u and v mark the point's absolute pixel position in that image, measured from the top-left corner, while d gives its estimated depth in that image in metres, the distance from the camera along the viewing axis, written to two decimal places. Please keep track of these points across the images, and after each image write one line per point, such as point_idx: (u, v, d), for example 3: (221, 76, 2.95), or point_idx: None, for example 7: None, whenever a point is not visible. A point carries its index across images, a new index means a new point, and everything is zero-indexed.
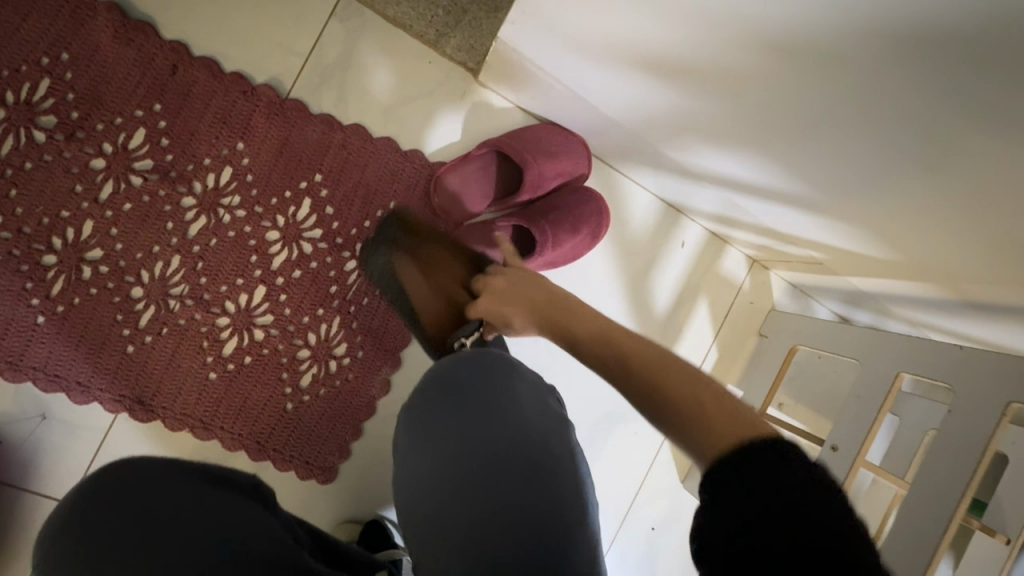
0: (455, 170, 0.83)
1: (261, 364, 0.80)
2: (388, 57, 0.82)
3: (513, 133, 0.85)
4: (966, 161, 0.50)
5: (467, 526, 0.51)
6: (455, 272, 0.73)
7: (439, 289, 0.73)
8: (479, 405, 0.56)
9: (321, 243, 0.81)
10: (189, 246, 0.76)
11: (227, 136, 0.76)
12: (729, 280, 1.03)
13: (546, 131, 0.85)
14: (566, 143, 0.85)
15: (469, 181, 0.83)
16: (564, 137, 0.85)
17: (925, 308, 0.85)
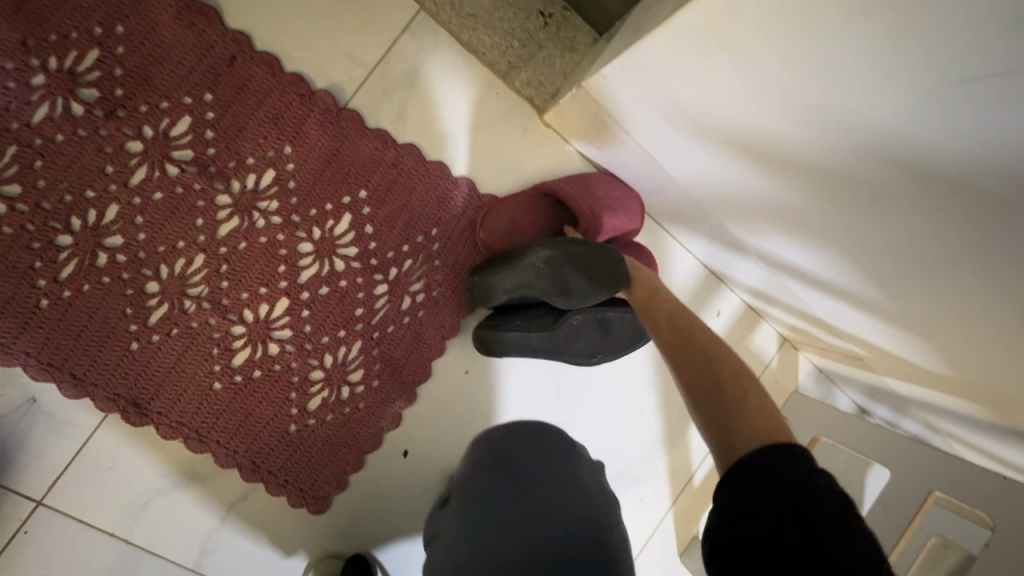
0: (505, 209, 0.79)
1: (271, 381, 0.75)
2: (457, 82, 0.78)
3: (575, 181, 0.82)
4: None
5: (508, 558, 0.55)
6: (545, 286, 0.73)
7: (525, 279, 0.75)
8: (551, 457, 0.63)
9: (355, 262, 0.76)
10: (216, 246, 0.71)
11: (275, 137, 0.72)
12: (758, 355, 1.00)
13: (608, 185, 0.83)
14: (623, 202, 0.82)
15: (518, 222, 0.80)
16: (624, 194, 0.83)
17: (954, 422, 0.83)
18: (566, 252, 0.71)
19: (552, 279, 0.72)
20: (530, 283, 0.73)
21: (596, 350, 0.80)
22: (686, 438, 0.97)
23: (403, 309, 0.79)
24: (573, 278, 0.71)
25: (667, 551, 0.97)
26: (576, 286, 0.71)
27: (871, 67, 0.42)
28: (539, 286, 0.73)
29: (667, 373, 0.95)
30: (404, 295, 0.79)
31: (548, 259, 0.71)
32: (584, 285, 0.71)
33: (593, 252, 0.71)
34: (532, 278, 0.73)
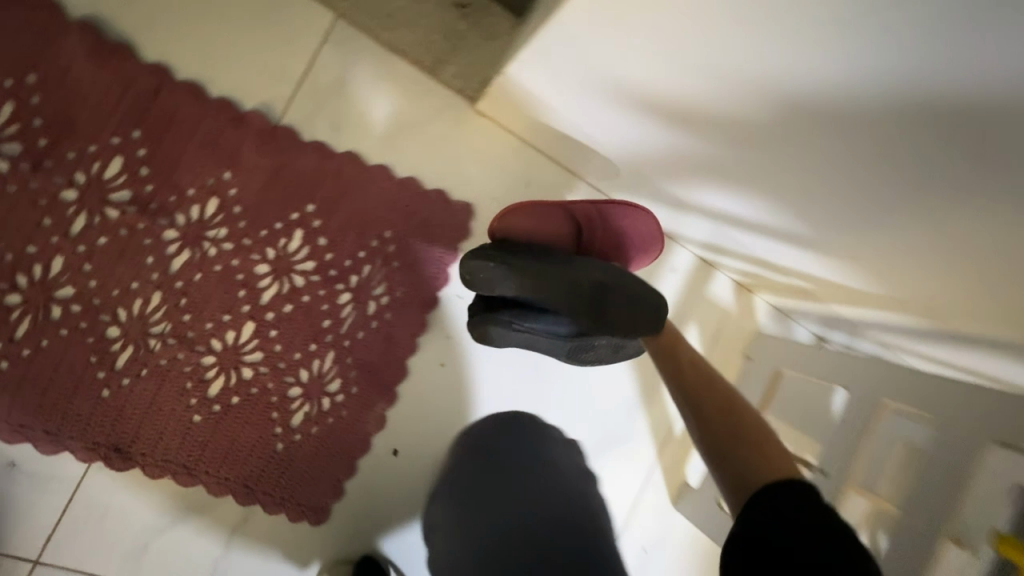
0: (535, 216, 0.71)
1: (250, 404, 0.76)
2: (386, 83, 0.79)
3: (612, 213, 0.79)
4: (965, 220, 0.52)
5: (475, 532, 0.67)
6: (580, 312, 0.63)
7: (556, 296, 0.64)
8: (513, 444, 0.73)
9: (315, 276, 0.78)
10: (172, 281, 0.71)
11: (213, 164, 0.72)
12: (716, 304, 1.05)
13: (641, 222, 0.81)
14: (642, 251, 0.82)
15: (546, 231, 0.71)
16: (649, 245, 0.82)
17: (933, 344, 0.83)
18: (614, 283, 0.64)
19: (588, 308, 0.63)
20: (562, 301, 0.62)
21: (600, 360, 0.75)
22: (661, 392, 1.02)
23: (369, 315, 0.81)
24: (612, 313, 0.64)
25: (659, 501, 1.03)
26: (615, 322, 0.64)
27: (754, 20, 0.46)
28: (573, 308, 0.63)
29: None
30: (368, 300, 0.81)
31: (597, 283, 0.63)
32: (619, 322, 0.64)
33: (647, 304, 0.66)
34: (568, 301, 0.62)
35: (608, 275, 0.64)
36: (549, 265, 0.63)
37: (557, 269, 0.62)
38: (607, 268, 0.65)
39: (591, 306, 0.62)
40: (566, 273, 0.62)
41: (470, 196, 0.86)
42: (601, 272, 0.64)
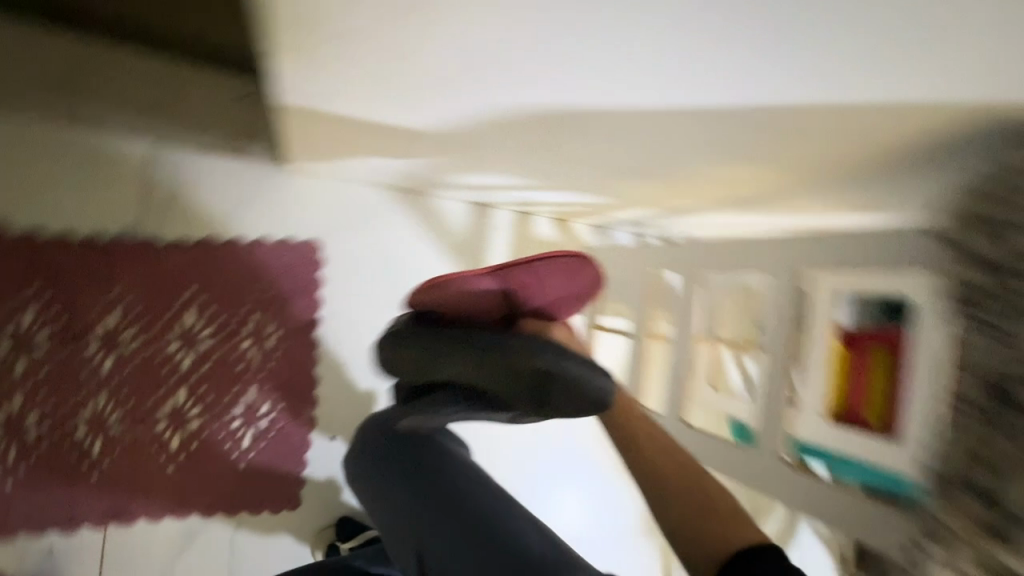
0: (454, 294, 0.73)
1: (206, 444, 1.01)
2: (211, 176, 1.02)
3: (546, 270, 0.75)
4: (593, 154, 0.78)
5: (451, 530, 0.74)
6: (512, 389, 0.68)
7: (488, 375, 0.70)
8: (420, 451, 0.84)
9: (215, 336, 1.01)
10: (109, 381, 0.94)
11: (102, 286, 0.94)
12: (546, 240, 1.32)
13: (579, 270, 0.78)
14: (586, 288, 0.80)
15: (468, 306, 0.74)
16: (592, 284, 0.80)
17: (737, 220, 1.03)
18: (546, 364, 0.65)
19: (520, 386, 0.67)
20: (487, 379, 0.70)
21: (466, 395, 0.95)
22: None
23: (270, 348, 1.05)
24: (550, 389, 0.65)
25: (551, 425, 1.31)
26: (557, 403, 0.66)
27: None
28: (501, 385, 0.69)
29: None
30: (265, 338, 1.05)
31: (528, 367, 0.66)
32: (558, 398, 0.66)
33: (590, 391, 0.65)
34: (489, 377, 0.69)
35: (555, 362, 0.65)
36: (474, 352, 0.69)
37: (490, 358, 0.68)
38: (550, 349, 0.67)
39: (523, 387, 0.66)
40: (497, 360, 0.68)
41: (312, 234, 1.10)
42: (541, 359, 0.66)
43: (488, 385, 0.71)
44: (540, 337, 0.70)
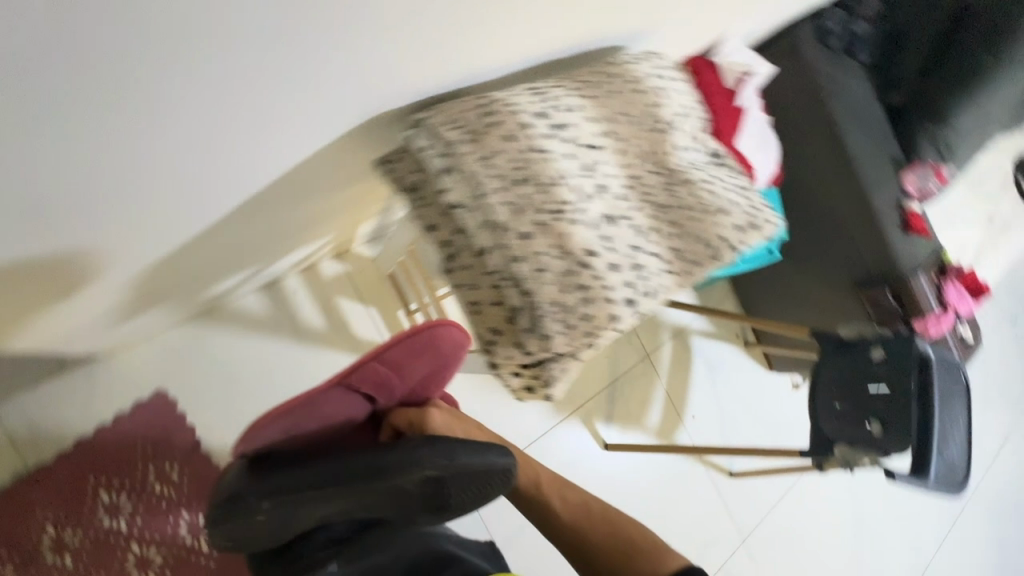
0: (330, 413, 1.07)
1: (174, 565, 1.32)
2: (49, 398, 1.27)
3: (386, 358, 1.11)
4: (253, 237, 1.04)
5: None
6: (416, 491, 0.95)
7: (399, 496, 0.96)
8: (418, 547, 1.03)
9: (132, 495, 1.31)
10: (75, 569, 1.23)
11: (24, 514, 1.21)
12: (338, 274, 1.60)
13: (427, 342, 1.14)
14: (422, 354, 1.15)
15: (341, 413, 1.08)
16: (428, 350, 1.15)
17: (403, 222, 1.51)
18: (446, 473, 0.93)
19: (430, 490, 0.95)
20: (400, 497, 0.95)
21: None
22: (361, 340, 1.61)
23: (177, 478, 1.36)
24: (452, 487, 0.97)
25: None
26: (465, 486, 0.97)
27: None
28: (417, 496, 0.96)
29: (314, 336, 1.55)
30: (169, 474, 1.36)
31: (428, 478, 0.93)
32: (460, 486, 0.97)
33: (498, 469, 0.98)
34: (406, 495, 0.95)
35: (450, 461, 0.94)
36: (377, 489, 0.93)
37: (398, 480, 0.92)
38: (443, 455, 0.94)
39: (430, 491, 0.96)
40: (406, 478, 0.92)
41: (154, 386, 1.37)
42: (444, 465, 0.93)
43: (400, 498, 0.96)
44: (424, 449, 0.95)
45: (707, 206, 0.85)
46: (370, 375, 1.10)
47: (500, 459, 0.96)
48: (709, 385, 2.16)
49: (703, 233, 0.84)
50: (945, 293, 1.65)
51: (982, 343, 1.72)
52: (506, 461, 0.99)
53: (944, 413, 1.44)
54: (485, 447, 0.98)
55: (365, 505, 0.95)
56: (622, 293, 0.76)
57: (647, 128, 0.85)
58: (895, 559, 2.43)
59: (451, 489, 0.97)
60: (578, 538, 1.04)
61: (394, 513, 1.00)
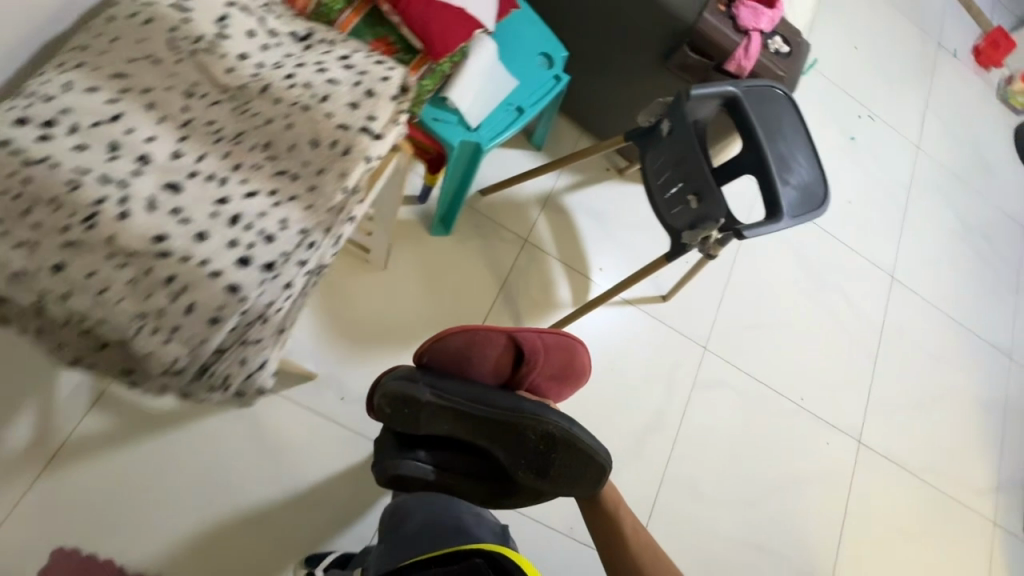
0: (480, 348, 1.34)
1: None
2: None
3: (553, 350, 1.44)
4: None
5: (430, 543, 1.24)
6: (523, 435, 1.28)
7: (507, 434, 1.28)
8: (455, 525, 1.29)
9: None
10: None
11: None
12: None
13: (575, 348, 1.48)
14: (553, 348, 1.44)
15: (483, 355, 1.34)
16: (570, 363, 1.49)
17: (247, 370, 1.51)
18: (562, 436, 1.28)
19: (541, 443, 1.29)
20: (538, 452, 1.30)
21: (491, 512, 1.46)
22: None
23: None
24: (557, 456, 1.30)
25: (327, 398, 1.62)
26: (569, 461, 1.31)
27: None
28: (525, 449, 1.30)
29: (177, 415, 1.48)
30: None
31: (545, 433, 1.28)
32: (563, 462, 1.31)
33: (596, 462, 1.31)
34: (523, 439, 1.28)
35: (570, 428, 1.30)
36: (510, 420, 1.27)
37: (528, 423, 1.27)
38: (563, 419, 1.30)
39: (540, 443, 1.29)
40: (534, 425, 1.27)
41: (46, 548, 1.33)
42: (562, 428, 1.29)
43: (520, 448, 1.29)
44: (557, 413, 1.31)
45: (302, 103, 0.72)
46: (527, 341, 1.37)
47: (600, 449, 1.31)
48: (600, 232, 2.07)
49: (309, 135, 0.71)
50: (740, 17, 1.48)
51: (806, 45, 1.58)
52: (603, 459, 1.32)
53: (771, 143, 1.34)
54: (593, 439, 1.33)
55: (481, 436, 1.30)
56: (228, 256, 0.64)
57: (180, 58, 0.70)
58: (856, 281, 2.46)
59: (566, 464, 1.31)
60: (611, 535, 1.42)
61: (504, 458, 1.31)
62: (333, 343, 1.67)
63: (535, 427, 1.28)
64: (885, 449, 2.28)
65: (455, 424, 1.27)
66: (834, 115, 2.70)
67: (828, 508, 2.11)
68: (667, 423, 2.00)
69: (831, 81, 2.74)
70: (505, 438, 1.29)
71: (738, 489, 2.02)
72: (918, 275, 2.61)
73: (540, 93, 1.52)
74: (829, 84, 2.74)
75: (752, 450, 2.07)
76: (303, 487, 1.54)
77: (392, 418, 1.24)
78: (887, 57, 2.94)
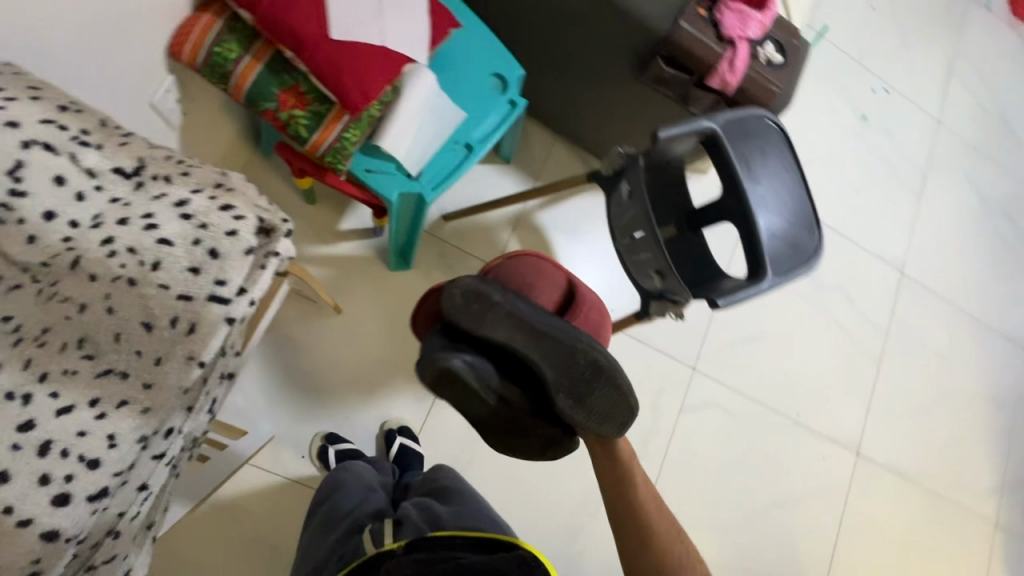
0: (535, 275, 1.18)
1: None
2: None
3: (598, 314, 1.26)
4: None
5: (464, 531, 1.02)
6: (570, 356, 0.99)
7: (553, 352, 0.98)
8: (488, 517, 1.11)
9: None
10: None
11: None
12: None
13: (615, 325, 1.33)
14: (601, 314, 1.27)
15: (537, 282, 1.17)
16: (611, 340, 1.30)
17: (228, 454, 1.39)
18: (608, 369, 1.00)
19: (587, 372, 1.00)
20: (578, 383, 1.00)
21: (518, 450, 1.23)
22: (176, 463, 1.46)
23: None
24: (597, 393, 1.01)
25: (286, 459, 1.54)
26: (607, 398, 1.02)
27: None
28: (566, 376, 1.00)
29: None
30: None
31: (594, 362, 0.99)
32: (601, 401, 1.02)
33: (625, 406, 1.05)
34: (567, 361, 0.99)
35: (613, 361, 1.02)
36: (563, 337, 0.98)
37: (580, 341, 0.98)
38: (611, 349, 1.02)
39: (587, 371, 1.00)
40: (587, 346, 0.99)
41: None
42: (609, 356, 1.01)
43: (563, 371, 0.99)
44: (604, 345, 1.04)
45: (128, 277, 0.64)
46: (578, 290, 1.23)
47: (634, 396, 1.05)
48: (578, 250, 1.90)
49: (139, 318, 0.64)
50: (725, 24, 1.25)
51: (805, 52, 1.35)
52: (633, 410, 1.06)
53: (753, 185, 1.15)
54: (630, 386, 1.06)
55: (529, 348, 0.98)
56: (41, 497, 0.59)
57: None
58: (861, 278, 2.28)
59: (603, 402, 1.03)
60: (613, 477, 1.18)
61: (547, 380, 1.00)
62: (291, 407, 1.57)
63: (585, 351, 0.99)
64: (884, 459, 2.18)
65: (499, 326, 0.97)
66: (844, 90, 2.42)
67: (822, 524, 2.05)
68: (652, 451, 1.91)
69: (843, 52, 2.45)
70: (549, 356, 0.99)
71: (728, 512, 1.95)
72: (930, 266, 2.41)
73: (493, 127, 1.33)
74: (840, 55, 2.44)
75: (742, 470, 1.98)
76: (266, 553, 1.49)
77: (455, 314, 0.97)
78: (909, 18, 2.61)
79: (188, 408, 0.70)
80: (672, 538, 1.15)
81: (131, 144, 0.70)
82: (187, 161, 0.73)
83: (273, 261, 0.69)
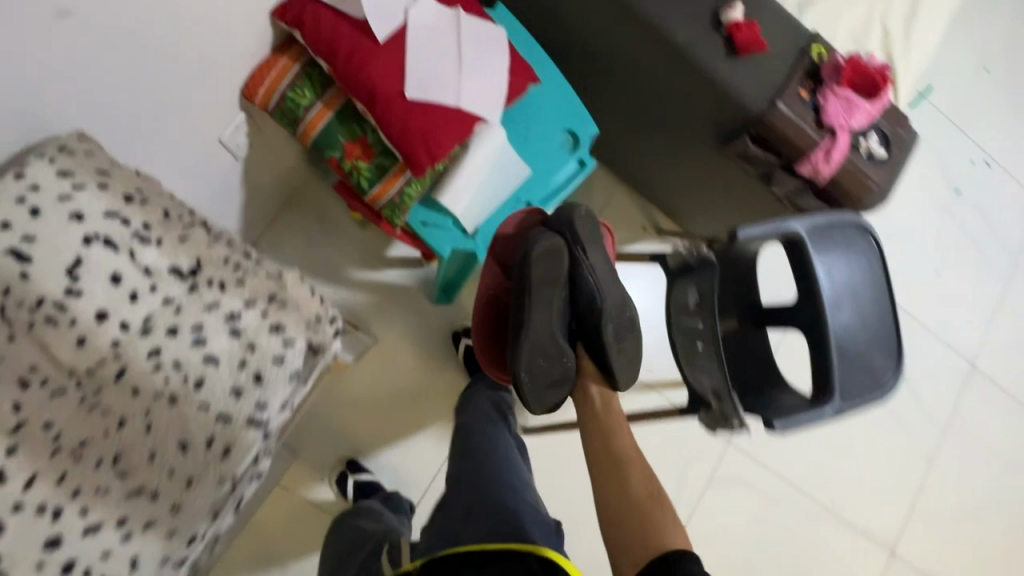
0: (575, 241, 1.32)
1: None
2: None
3: None
4: None
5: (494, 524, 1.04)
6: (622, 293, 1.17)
7: (612, 281, 1.18)
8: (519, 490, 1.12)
9: None
10: None
11: None
12: None
13: None
14: None
15: None
16: None
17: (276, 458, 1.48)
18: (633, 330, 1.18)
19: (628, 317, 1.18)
20: (616, 321, 1.15)
21: (531, 372, 1.10)
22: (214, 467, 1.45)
23: None
24: (625, 341, 1.17)
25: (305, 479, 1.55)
26: (627, 353, 1.18)
27: None
28: (615, 311, 1.15)
29: None
30: None
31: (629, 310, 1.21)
32: (625, 346, 1.17)
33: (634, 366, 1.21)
34: (616, 298, 1.16)
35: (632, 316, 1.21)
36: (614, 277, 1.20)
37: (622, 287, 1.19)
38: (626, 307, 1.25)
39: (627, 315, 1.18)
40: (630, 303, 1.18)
41: None
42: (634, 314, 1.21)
43: (616, 301, 1.16)
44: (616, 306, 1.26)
45: (171, 390, 0.69)
46: None
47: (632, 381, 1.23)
48: None
49: (177, 438, 0.69)
50: (828, 110, 1.14)
51: (912, 145, 1.22)
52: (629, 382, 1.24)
53: (837, 301, 1.06)
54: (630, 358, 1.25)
55: (603, 272, 1.16)
56: None
57: (23, 323, 0.65)
58: (922, 363, 2.12)
59: (625, 354, 1.17)
60: (595, 444, 1.14)
61: (603, 303, 1.14)
62: (311, 432, 1.58)
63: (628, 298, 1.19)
64: (920, 562, 2.04)
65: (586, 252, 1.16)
66: (937, 157, 2.22)
67: None
68: None
69: (944, 117, 2.24)
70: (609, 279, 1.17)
71: None
72: (1005, 359, 2.21)
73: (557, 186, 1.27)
74: (939, 120, 2.24)
75: (763, 550, 1.89)
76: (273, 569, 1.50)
77: (577, 223, 1.15)
78: None
79: (213, 513, 0.74)
80: (662, 520, 0.98)
81: (189, 239, 0.77)
82: (240, 264, 0.80)
83: (311, 370, 0.82)
